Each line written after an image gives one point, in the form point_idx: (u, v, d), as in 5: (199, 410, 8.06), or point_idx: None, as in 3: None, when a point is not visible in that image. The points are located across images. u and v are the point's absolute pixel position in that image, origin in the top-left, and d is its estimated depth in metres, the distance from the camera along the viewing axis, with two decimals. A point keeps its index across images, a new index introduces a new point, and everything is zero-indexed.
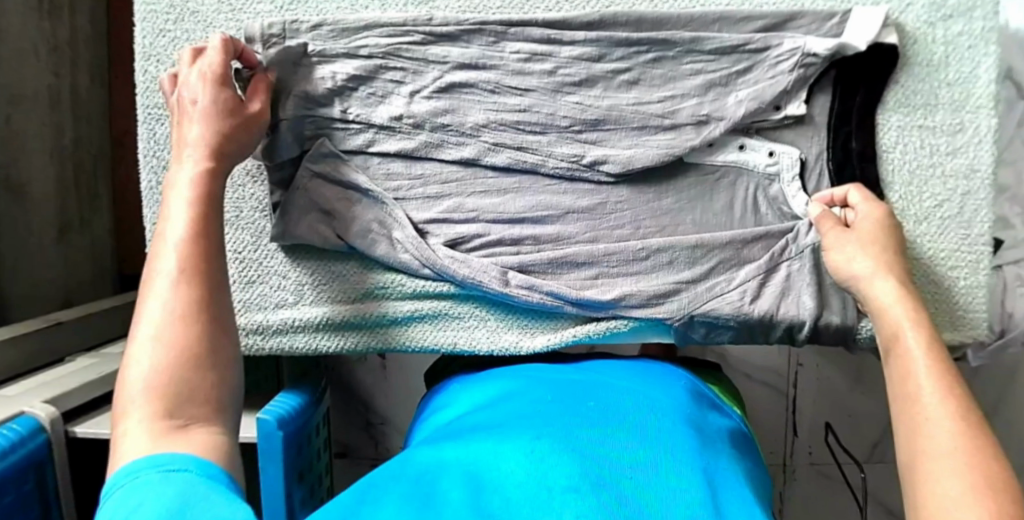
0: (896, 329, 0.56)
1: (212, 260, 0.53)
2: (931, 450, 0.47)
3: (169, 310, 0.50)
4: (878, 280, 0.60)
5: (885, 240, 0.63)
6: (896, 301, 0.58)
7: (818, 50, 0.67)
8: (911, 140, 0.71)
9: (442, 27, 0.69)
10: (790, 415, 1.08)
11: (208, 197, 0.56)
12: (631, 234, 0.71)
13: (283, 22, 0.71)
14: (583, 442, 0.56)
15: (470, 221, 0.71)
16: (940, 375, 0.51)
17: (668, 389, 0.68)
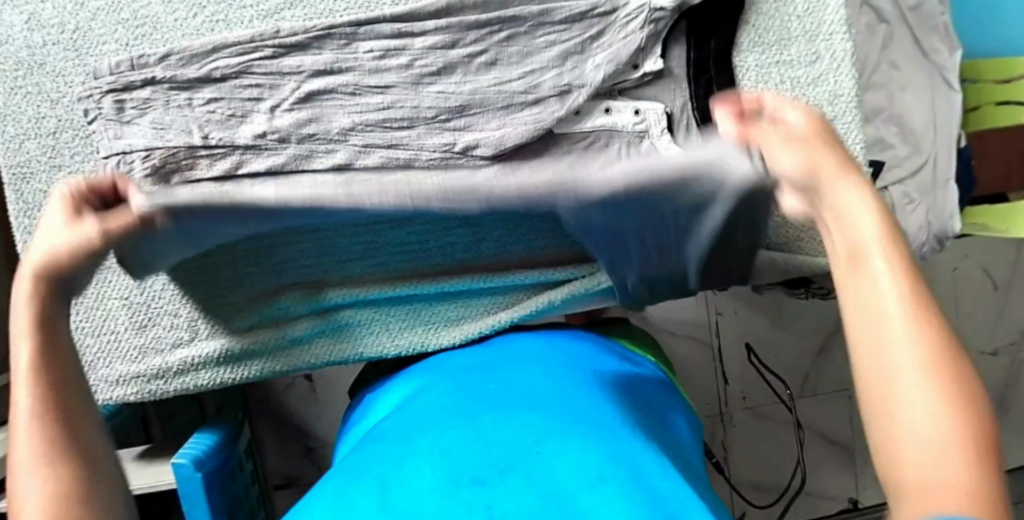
0: (821, 181, 0.50)
1: (57, 351, 0.49)
2: (899, 362, 0.39)
3: (33, 400, 0.46)
4: (838, 185, 0.49)
5: (823, 136, 0.52)
6: (866, 211, 0.46)
7: (663, 4, 0.68)
8: (771, 78, 0.73)
9: (290, 37, 0.68)
10: (718, 363, 1.20)
11: (48, 320, 0.51)
12: (517, 213, 0.71)
13: (129, 58, 0.69)
14: (490, 429, 0.53)
15: (356, 227, 0.71)
16: (918, 312, 0.40)
17: (577, 358, 0.68)
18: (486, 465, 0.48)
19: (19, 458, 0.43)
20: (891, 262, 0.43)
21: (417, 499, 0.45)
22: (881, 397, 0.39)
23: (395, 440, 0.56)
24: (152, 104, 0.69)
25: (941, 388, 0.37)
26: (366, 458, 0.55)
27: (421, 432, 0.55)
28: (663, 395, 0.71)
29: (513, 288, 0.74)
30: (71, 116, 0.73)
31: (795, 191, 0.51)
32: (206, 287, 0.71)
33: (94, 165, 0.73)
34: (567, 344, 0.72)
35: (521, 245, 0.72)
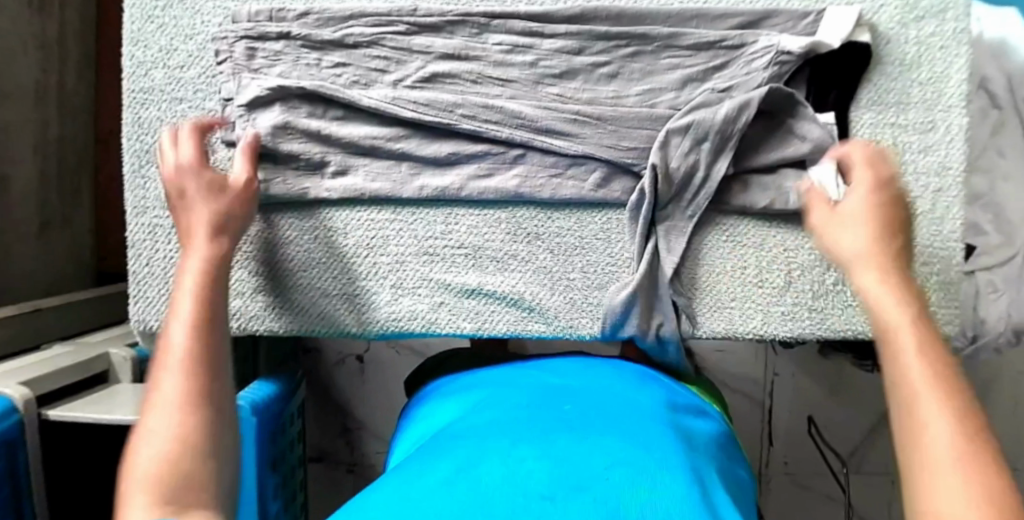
0: (890, 327, 0.50)
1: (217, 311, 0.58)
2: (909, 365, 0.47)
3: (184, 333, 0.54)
4: (864, 259, 0.56)
5: (882, 215, 0.59)
6: (888, 294, 0.52)
7: (792, 48, 0.68)
8: (884, 138, 0.72)
9: (425, 18, 0.70)
10: (767, 424, 1.19)
11: (213, 318, 0.57)
12: (611, 220, 0.72)
13: (270, 10, 0.72)
14: (561, 444, 0.54)
15: (455, 203, 0.73)
16: (928, 344, 0.47)
17: (651, 390, 0.67)
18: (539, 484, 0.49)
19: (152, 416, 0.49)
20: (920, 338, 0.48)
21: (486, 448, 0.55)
22: (914, 439, 0.43)
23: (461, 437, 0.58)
24: (280, 58, 0.72)
25: (969, 463, 0.40)
26: (422, 468, 0.53)
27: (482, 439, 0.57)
28: (730, 454, 0.66)
29: (598, 300, 0.73)
30: (201, 53, 0.75)
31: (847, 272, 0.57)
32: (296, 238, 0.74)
33: (212, 104, 0.75)
34: (629, 375, 0.71)
35: (608, 257, 0.73)
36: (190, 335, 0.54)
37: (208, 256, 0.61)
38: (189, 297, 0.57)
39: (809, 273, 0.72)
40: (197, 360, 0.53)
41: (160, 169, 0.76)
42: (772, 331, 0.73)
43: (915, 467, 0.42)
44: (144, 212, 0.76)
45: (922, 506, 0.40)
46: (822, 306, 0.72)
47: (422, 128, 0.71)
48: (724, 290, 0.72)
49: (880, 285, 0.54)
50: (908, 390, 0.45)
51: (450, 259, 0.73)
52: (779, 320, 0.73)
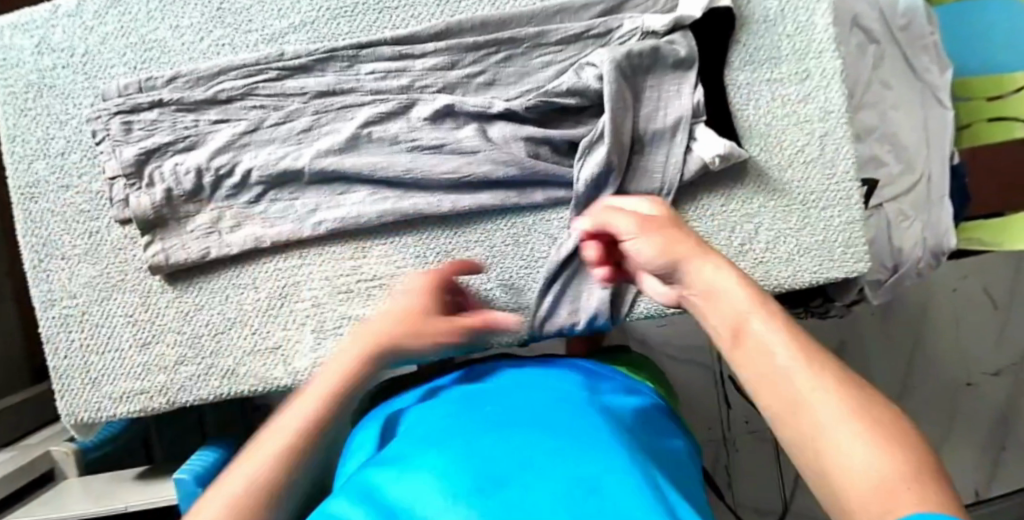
0: (736, 315, 0.46)
1: (358, 378, 0.61)
2: (760, 339, 0.44)
3: (292, 422, 0.55)
4: (695, 261, 0.51)
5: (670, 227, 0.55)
6: (731, 284, 0.48)
7: (656, 27, 0.70)
8: (762, 95, 0.74)
9: (294, 60, 0.70)
10: (718, 387, 1.22)
11: (354, 378, 0.60)
12: (516, 225, 0.73)
13: (138, 81, 0.71)
14: (484, 433, 0.50)
15: (364, 233, 0.73)
16: (785, 323, 0.44)
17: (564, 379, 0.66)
18: (470, 473, 0.43)
19: (227, 492, 0.49)
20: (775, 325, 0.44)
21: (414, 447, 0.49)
22: (796, 416, 0.40)
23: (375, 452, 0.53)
24: (159, 125, 0.71)
25: (848, 408, 0.38)
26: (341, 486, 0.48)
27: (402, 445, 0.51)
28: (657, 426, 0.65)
29: (518, 304, 0.73)
30: (79, 137, 0.73)
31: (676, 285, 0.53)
32: (213, 301, 0.74)
33: (101, 186, 0.73)
34: (561, 367, 0.73)
35: (520, 263, 0.73)
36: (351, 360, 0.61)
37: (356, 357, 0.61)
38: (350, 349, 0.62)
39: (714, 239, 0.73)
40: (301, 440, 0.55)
41: (59, 259, 0.74)
42: None
43: (808, 449, 0.39)
44: (53, 305, 0.74)
45: (829, 463, 0.37)
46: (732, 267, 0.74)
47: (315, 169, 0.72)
48: None
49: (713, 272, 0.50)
50: (763, 368, 0.43)
51: (364, 293, 0.73)
52: None
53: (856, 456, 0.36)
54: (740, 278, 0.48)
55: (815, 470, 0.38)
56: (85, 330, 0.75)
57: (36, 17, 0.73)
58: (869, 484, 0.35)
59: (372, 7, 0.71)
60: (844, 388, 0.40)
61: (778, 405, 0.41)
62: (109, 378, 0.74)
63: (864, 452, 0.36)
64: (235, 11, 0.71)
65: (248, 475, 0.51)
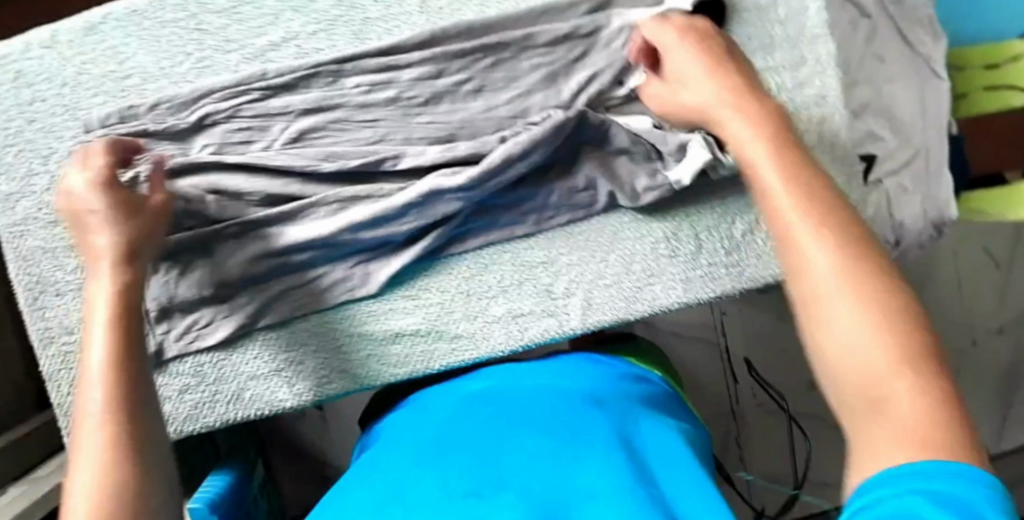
0: (754, 168, 0.46)
1: (136, 350, 0.51)
2: (782, 213, 0.41)
3: (101, 371, 0.48)
4: (730, 119, 0.52)
5: (718, 59, 0.58)
6: (751, 137, 0.48)
7: (645, 22, 0.68)
8: (757, 85, 0.72)
9: (276, 79, 0.68)
10: (725, 363, 1.21)
11: (128, 325, 0.52)
12: (515, 234, 0.72)
13: (120, 110, 0.69)
14: (495, 444, 0.52)
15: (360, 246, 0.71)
16: (795, 181, 0.43)
17: (579, 377, 0.66)
18: (473, 487, 0.47)
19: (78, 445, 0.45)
20: (788, 189, 0.42)
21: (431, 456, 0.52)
22: (812, 311, 0.38)
23: (398, 450, 0.57)
24: (145, 155, 0.69)
25: (879, 321, 0.35)
26: (355, 492, 0.51)
27: (420, 450, 0.54)
28: (643, 410, 0.62)
29: (520, 310, 0.73)
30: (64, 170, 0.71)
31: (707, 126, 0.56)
32: (206, 330, 0.72)
33: None
34: (572, 362, 0.71)
35: (520, 269, 0.73)
36: (114, 336, 0.51)
37: (116, 300, 0.53)
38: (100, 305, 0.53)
39: (715, 233, 0.73)
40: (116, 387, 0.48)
41: (56, 295, 0.73)
42: (698, 295, 0.73)
43: (817, 344, 0.37)
44: (51, 342, 0.73)
45: (835, 360, 0.36)
46: (735, 259, 0.73)
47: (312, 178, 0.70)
48: (638, 270, 0.73)
49: (746, 131, 0.49)
50: (783, 232, 0.41)
51: (367, 308, 0.72)
52: (699, 284, 0.73)
53: (880, 384, 0.34)
54: (765, 138, 0.48)
55: (825, 370, 0.37)
56: None
57: (8, 48, 0.71)
58: (891, 419, 0.33)
59: (353, 18, 0.69)
60: (863, 267, 0.37)
61: (794, 277, 0.39)
62: None
63: (878, 367, 0.34)
64: (211, 32, 0.69)
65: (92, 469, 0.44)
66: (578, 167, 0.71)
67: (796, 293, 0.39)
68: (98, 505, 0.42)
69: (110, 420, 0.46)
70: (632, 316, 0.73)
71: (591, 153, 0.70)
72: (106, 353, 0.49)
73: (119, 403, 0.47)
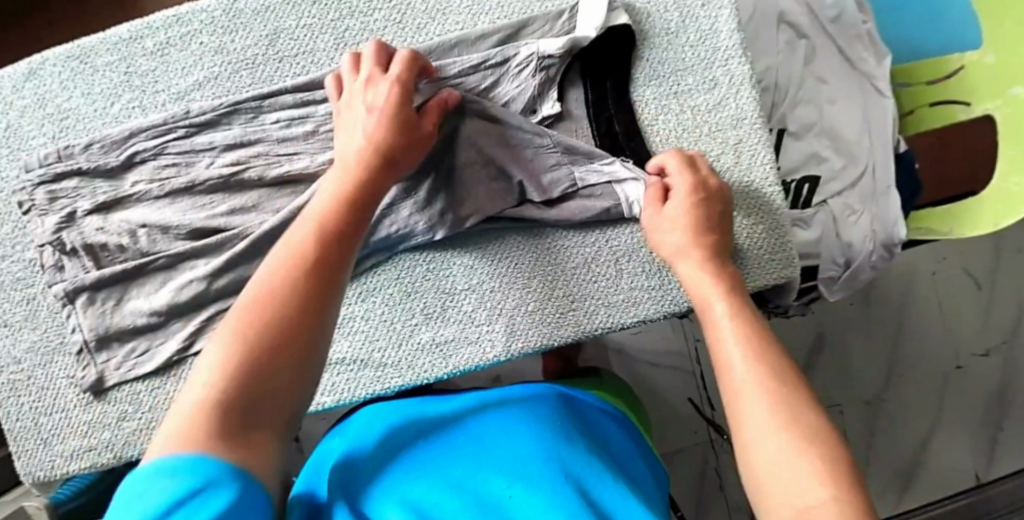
0: (704, 302, 0.58)
1: (333, 249, 0.52)
2: (728, 355, 0.52)
3: (287, 266, 0.49)
4: (687, 259, 0.62)
5: (708, 203, 0.65)
6: (705, 281, 0.60)
7: (552, 51, 0.69)
8: (671, 109, 0.72)
9: (200, 116, 0.71)
10: (701, 390, 1.17)
11: (337, 235, 0.53)
12: (432, 260, 0.73)
13: (58, 150, 0.73)
14: (467, 480, 0.51)
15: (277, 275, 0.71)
16: (738, 317, 0.55)
17: (548, 391, 0.65)
18: None
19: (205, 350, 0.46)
20: (737, 331, 0.54)
21: (397, 489, 0.50)
22: (736, 409, 0.49)
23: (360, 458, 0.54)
24: (79, 193, 0.73)
25: (799, 441, 0.45)
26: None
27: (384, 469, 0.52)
28: (617, 449, 0.62)
29: (443, 337, 0.73)
30: (9, 208, 0.75)
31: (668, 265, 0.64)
32: (141, 359, 0.74)
33: (33, 253, 0.75)
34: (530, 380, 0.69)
35: (441, 296, 0.73)
36: (313, 233, 0.52)
37: (338, 209, 0.55)
38: (324, 199, 0.56)
39: (636, 257, 0.72)
40: (295, 275, 0.49)
41: (2, 327, 0.76)
42: (621, 320, 0.73)
43: (744, 449, 0.47)
44: None
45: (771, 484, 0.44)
46: (659, 283, 0.73)
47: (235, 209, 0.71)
48: (560, 294, 0.72)
49: (705, 277, 0.60)
50: (726, 375, 0.51)
51: None
52: (621, 307, 0.73)
53: (799, 480, 0.43)
54: (725, 299, 0.57)
55: (743, 462, 0.47)
56: (33, 394, 0.77)
57: None
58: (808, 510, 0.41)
59: (272, 57, 0.72)
60: (786, 395, 0.48)
61: (732, 407, 0.50)
62: (57, 436, 0.77)
63: (802, 479, 0.43)
64: (142, 75, 0.73)
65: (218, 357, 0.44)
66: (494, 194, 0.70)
67: (730, 411, 0.49)
68: (207, 395, 0.42)
69: (243, 354, 0.44)
70: (556, 341, 0.72)
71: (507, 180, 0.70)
72: (304, 247, 0.51)
73: (280, 298, 0.47)
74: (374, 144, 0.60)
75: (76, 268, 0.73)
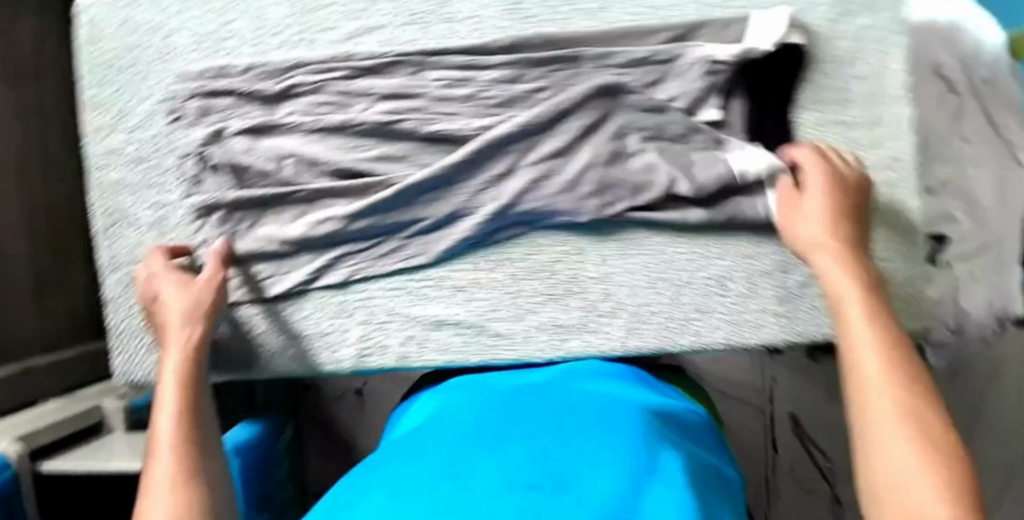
0: (840, 300, 0.57)
1: (199, 407, 0.62)
2: (858, 344, 0.52)
3: (172, 417, 0.59)
4: (821, 251, 0.62)
5: (843, 202, 0.65)
6: (841, 274, 0.59)
7: (724, 57, 0.69)
8: (828, 138, 0.72)
9: (364, 61, 0.72)
10: (769, 429, 1.15)
11: (193, 384, 0.63)
12: (567, 244, 0.74)
13: (218, 67, 0.74)
14: (548, 441, 0.51)
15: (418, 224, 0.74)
16: (874, 316, 0.54)
17: (629, 391, 0.65)
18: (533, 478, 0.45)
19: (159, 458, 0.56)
20: (869, 326, 0.53)
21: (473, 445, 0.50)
22: (861, 407, 0.49)
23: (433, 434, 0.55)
24: (232, 112, 0.74)
25: (917, 442, 0.45)
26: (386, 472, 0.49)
27: (461, 434, 0.53)
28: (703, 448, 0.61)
29: (563, 320, 0.74)
30: (156, 114, 0.76)
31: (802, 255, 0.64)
32: (268, 282, 0.76)
33: (173, 161, 0.76)
34: (612, 375, 0.70)
35: (569, 279, 0.74)
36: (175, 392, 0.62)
37: (185, 342, 0.66)
38: (177, 344, 0.66)
39: (770, 278, 0.73)
40: (178, 426, 0.58)
41: (130, 229, 0.77)
42: (742, 339, 0.73)
43: (865, 447, 0.47)
44: (118, 270, 0.78)
45: (883, 481, 0.44)
46: (787, 309, 0.73)
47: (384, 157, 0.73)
48: (686, 301, 0.73)
49: (837, 266, 0.60)
50: (853, 365, 0.51)
51: (417, 292, 0.75)
52: (743, 326, 0.73)
53: (917, 498, 0.42)
54: (859, 294, 0.56)
55: (863, 460, 0.47)
56: None
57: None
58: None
59: (443, 15, 0.73)
60: (910, 392, 0.48)
61: (857, 400, 0.49)
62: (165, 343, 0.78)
63: (923, 494, 0.42)
64: (313, 10, 0.74)
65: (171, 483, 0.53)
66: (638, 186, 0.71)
67: (855, 408, 0.49)
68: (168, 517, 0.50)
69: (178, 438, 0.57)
70: (672, 345, 0.74)
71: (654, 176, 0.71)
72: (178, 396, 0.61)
73: (179, 441, 0.57)
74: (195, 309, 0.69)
75: (217, 185, 0.75)
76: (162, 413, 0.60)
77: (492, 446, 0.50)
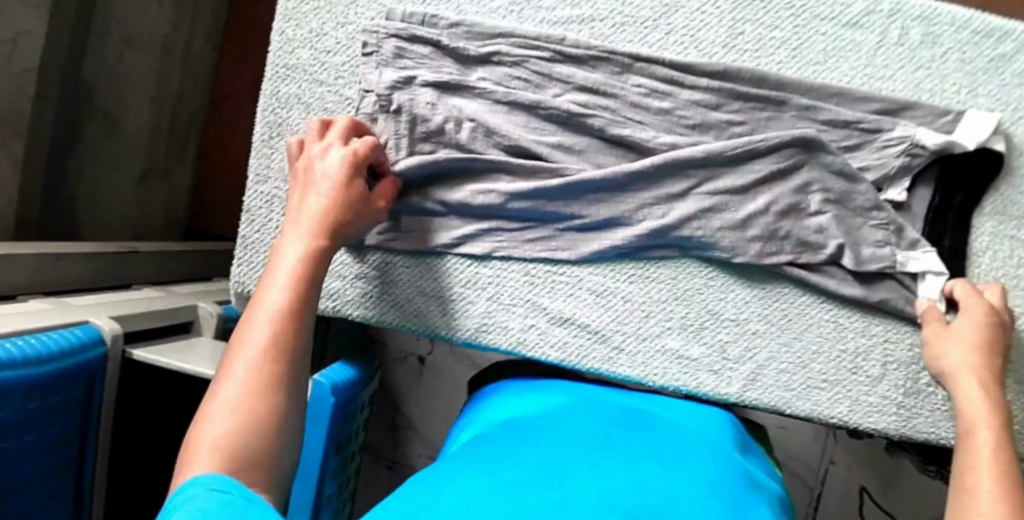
0: (972, 431, 0.58)
1: (303, 316, 0.56)
2: (978, 475, 0.53)
3: (272, 320, 0.54)
4: (965, 379, 0.62)
5: (995, 339, 0.64)
6: (978, 405, 0.59)
7: (927, 143, 0.68)
8: (1001, 249, 0.71)
9: (572, 49, 0.72)
10: (810, 508, 1.16)
11: (307, 286, 0.57)
12: (713, 281, 0.73)
13: (424, 14, 0.74)
14: (637, 470, 0.51)
15: (575, 220, 0.73)
16: (1000, 452, 0.54)
17: (720, 436, 0.64)
18: (613, 505, 0.45)
19: (237, 361, 0.51)
20: (993, 464, 0.53)
21: (558, 460, 0.51)
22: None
23: (526, 435, 0.57)
24: (427, 62, 0.74)
25: None
26: (474, 472, 0.50)
27: (554, 444, 0.54)
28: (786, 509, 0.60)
29: (686, 353, 0.74)
30: (349, 43, 0.76)
31: (946, 384, 0.64)
32: (407, 234, 0.75)
33: (353, 93, 0.76)
34: (710, 413, 0.70)
35: (705, 315, 0.73)
36: (289, 293, 0.56)
37: (312, 245, 0.60)
38: (302, 238, 0.61)
39: (903, 369, 0.71)
40: (272, 342, 0.52)
41: (289, 144, 0.77)
42: (856, 420, 0.72)
43: None
44: (264, 181, 0.78)
45: None
46: (909, 404, 0.71)
47: (563, 147, 0.73)
48: (814, 369, 0.72)
49: (975, 395, 0.60)
50: (966, 491, 0.52)
51: (552, 284, 0.75)
52: (865, 409, 0.72)
53: None
54: (994, 431, 0.56)
55: None
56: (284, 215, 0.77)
57: None
58: None
59: (661, 26, 0.73)
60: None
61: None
62: None
63: None
64: None
65: (245, 391, 0.49)
66: (804, 245, 0.71)
67: None
68: (229, 432, 0.47)
69: (266, 355, 0.51)
70: (788, 409, 0.73)
71: (820, 242, 0.70)
72: (285, 296, 0.56)
73: (277, 343, 0.52)
74: (333, 216, 0.63)
75: (390, 128, 0.74)
76: (264, 303, 0.55)
77: (580, 465, 0.51)
